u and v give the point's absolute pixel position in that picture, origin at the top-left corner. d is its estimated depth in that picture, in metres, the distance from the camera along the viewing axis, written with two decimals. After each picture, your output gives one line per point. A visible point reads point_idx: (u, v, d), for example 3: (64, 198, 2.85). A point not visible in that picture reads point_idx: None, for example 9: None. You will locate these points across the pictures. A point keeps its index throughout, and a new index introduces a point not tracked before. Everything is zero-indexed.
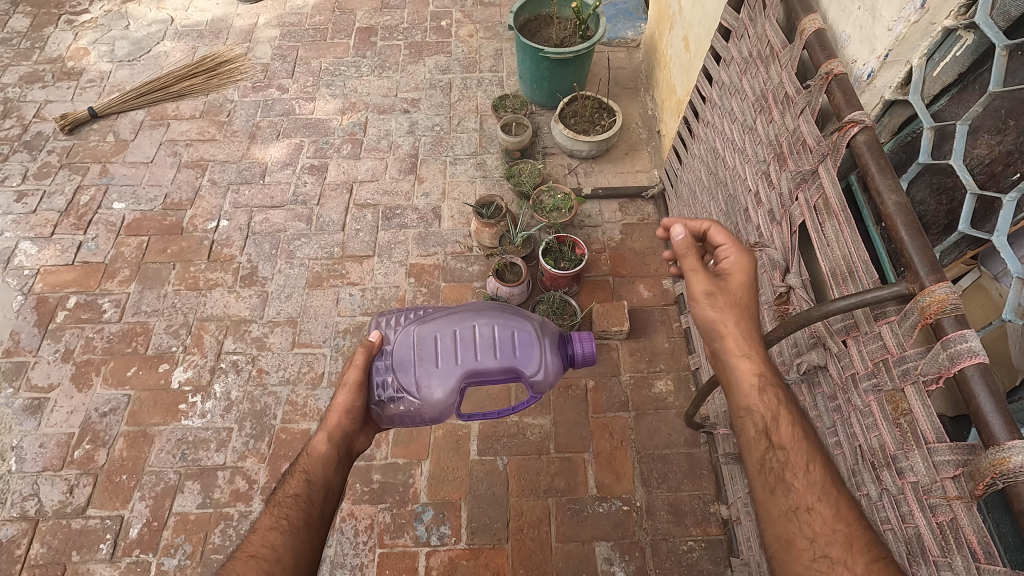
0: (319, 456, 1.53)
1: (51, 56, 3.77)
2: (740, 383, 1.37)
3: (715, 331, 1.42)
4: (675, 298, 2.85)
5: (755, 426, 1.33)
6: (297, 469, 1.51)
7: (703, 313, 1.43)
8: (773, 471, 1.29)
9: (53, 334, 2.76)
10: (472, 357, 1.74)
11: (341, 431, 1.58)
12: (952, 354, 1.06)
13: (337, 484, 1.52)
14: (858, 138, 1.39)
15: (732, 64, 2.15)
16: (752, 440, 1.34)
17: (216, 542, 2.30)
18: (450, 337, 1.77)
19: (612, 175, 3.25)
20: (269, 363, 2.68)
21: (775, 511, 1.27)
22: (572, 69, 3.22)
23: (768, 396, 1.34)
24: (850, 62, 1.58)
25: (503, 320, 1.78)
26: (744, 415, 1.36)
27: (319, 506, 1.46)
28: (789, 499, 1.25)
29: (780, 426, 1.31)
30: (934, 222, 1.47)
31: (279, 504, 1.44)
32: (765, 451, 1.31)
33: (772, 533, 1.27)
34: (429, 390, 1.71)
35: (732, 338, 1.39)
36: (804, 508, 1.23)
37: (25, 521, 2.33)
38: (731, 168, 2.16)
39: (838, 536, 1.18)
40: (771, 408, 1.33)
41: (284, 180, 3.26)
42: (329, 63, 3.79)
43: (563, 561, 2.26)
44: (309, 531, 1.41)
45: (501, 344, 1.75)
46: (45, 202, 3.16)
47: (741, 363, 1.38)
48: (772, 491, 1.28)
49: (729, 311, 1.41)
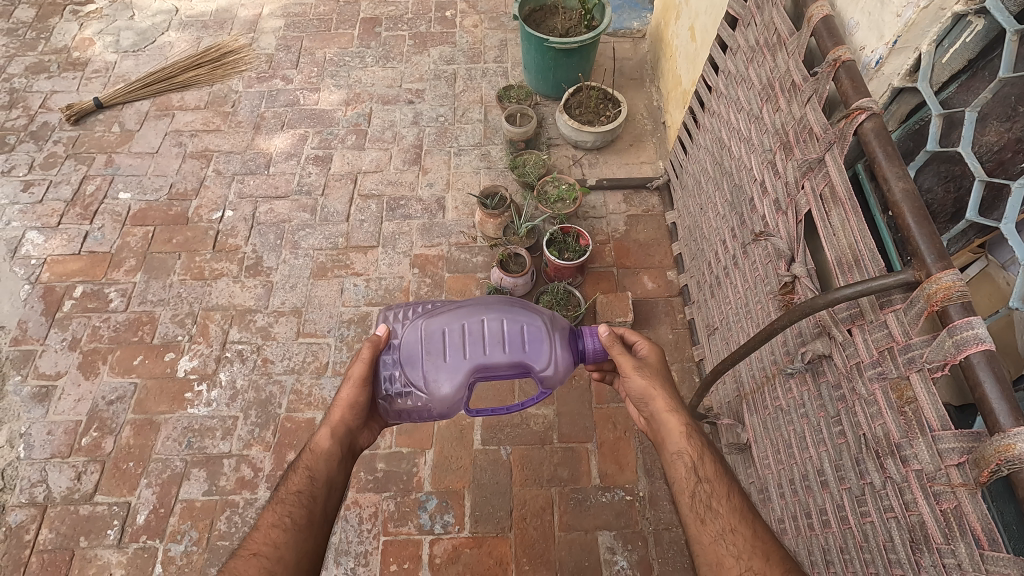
0: (322, 453, 1.53)
1: (57, 46, 3.78)
2: (671, 429, 1.56)
3: (646, 397, 1.61)
4: (679, 289, 2.84)
5: (685, 464, 1.50)
6: (300, 465, 1.52)
7: (634, 385, 1.62)
8: (700, 501, 1.44)
9: (60, 323, 2.78)
10: (480, 352, 1.71)
11: (344, 426, 1.60)
12: (959, 341, 1.06)
13: (340, 480, 1.54)
14: (866, 125, 1.38)
15: (738, 53, 2.13)
16: (683, 478, 1.48)
17: (222, 529, 2.32)
18: (458, 331, 1.73)
19: (616, 166, 3.24)
20: (274, 353, 2.69)
21: (706, 538, 1.40)
22: (577, 59, 3.20)
23: (693, 440, 1.53)
24: (857, 49, 1.56)
25: (513, 314, 1.75)
26: (675, 461, 1.51)
27: (322, 502, 1.47)
28: (717, 524, 1.41)
29: (705, 462, 1.50)
30: (941, 210, 1.45)
31: (281, 501, 1.44)
32: (694, 485, 1.47)
33: (703, 558, 1.39)
34: (436, 385, 1.71)
35: (661, 399, 1.58)
36: (729, 529, 1.39)
37: (34, 508, 2.36)
38: (736, 158, 2.15)
39: (756, 552, 1.36)
40: (696, 449, 1.52)
41: (289, 171, 3.26)
42: (334, 53, 3.78)
43: (566, 550, 2.27)
44: (311, 528, 1.43)
45: (510, 338, 1.72)
46: (51, 192, 3.18)
47: (670, 417, 1.56)
48: (702, 521, 1.42)
49: (655, 380, 1.62)
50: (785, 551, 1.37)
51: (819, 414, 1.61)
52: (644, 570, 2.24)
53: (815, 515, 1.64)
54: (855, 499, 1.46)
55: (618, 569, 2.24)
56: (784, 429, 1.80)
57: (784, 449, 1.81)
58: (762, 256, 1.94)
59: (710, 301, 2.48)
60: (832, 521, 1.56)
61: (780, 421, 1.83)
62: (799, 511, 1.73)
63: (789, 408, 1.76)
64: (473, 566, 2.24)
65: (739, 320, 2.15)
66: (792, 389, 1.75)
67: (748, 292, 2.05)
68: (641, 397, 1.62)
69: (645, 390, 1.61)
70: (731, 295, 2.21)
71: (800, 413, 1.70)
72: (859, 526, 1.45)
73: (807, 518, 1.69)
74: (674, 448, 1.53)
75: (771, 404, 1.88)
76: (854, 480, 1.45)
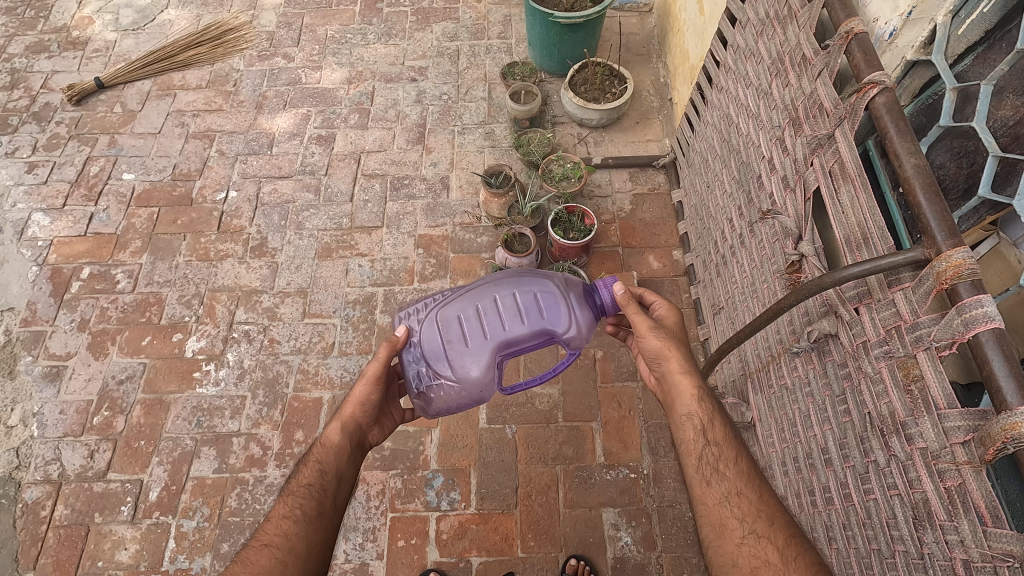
0: (332, 446, 1.57)
1: (56, 25, 3.74)
2: (682, 390, 1.56)
3: (660, 357, 1.60)
4: (685, 269, 2.83)
5: (693, 426, 1.51)
6: (310, 459, 1.54)
7: (648, 344, 1.61)
8: (707, 464, 1.46)
9: (69, 304, 2.80)
10: (501, 327, 1.75)
11: (354, 422, 1.64)
12: (968, 320, 1.05)
13: (349, 474, 1.56)
14: (878, 99, 1.35)
15: (747, 27, 2.08)
16: (690, 440, 1.49)
17: (233, 505, 2.36)
18: (473, 314, 1.78)
19: (622, 144, 3.20)
20: (281, 334, 2.71)
21: (711, 503, 1.41)
22: (583, 34, 3.13)
23: (704, 403, 1.53)
24: (871, 20, 1.52)
25: (523, 285, 1.80)
26: (686, 423, 1.52)
27: (332, 495, 1.49)
28: (722, 487, 1.42)
29: (714, 425, 1.50)
30: (953, 186, 1.42)
31: (292, 493, 1.46)
32: (701, 447, 1.48)
33: (705, 519, 1.41)
34: (465, 370, 1.74)
35: (675, 360, 1.58)
36: (734, 493, 1.41)
37: (49, 484, 2.41)
38: (744, 135, 2.11)
39: (761, 516, 1.38)
40: (706, 412, 1.52)
41: (292, 151, 3.24)
42: (335, 31, 3.72)
43: (572, 525, 2.31)
44: (320, 520, 1.44)
45: (527, 309, 1.76)
46: (55, 173, 3.18)
47: (682, 378, 1.56)
48: (707, 483, 1.44)
49: (670, 341, 1.60)
50: (789, 516, 1.39)
51: (824, 393, 1.60)
52: (648, 545, 2.27)
53: (819, 492, 1.65)
54: (858, 477, 1.46)
55: (622, 545, 2.28)
56: (789, 408, 1.80)
57: (788, 427, 1.81)
58: (769, 234, 1.92)
59: (716, 281, 2.47)
60: (835, 498, 1.57)
61: (785, 400, 1.83)
62: (803, 489, 1.74)
63: (794, 387, 1.76)
64: (479, 541, 2.29)
65: (745, 299, 2.14)
66: (797, 367, 1.74)
67: (755, 271, 2.04)
68: (656, 356, 1.61)
69: (660, 350, 1.60)
70: (738, 273, 2.20)
71: (806, 392, 1.70)
72: (861, 503, 1.46)
73: (810, 495, 1.70)
74: (684, 408, 1.54)
75: (776, 383, 1.87)
76: (859, 459, 1.46)
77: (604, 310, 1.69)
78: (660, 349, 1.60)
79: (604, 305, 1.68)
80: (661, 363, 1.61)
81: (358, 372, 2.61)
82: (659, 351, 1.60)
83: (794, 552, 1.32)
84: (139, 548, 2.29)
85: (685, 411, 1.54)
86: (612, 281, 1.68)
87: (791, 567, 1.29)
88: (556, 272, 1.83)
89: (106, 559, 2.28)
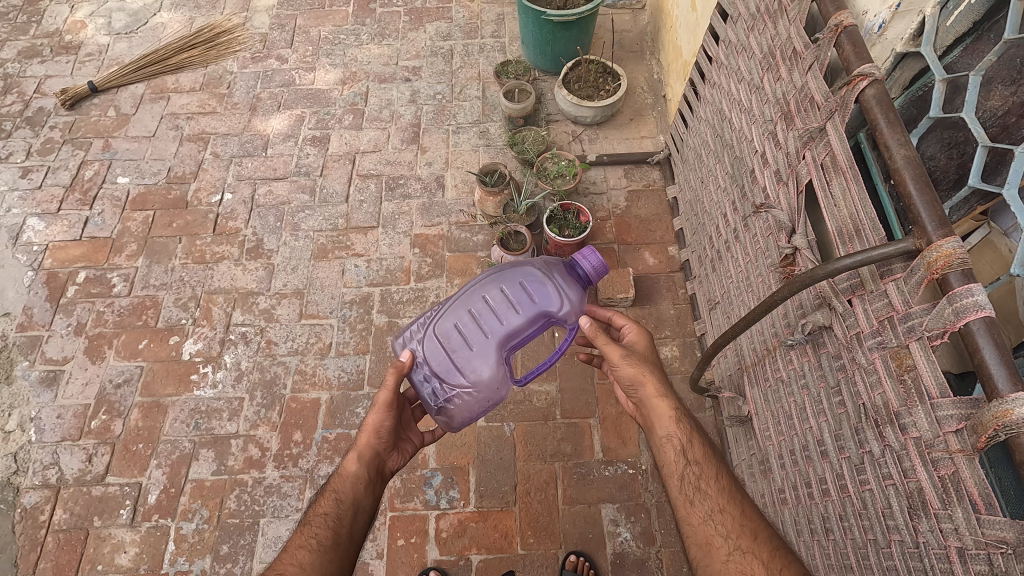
0: (349, 475, 1.57)
1: (49, 30, 3.73)
2: (659, 412, 1.58)
3: (635, 382, 1.62)
4: (681, 264, 2.83)
5: (673, 447, 1.53)
6: (328, 489, 1.56)
7: (622, 372, 1.62)
8: (690, 483, 1.48)
9: (65, 308, 2.80)
10: (499, 322, 1.84)
11: (371, 450, 1.63)
12: (958, 309, 1.05)
13: (367, 503, 1.56)
14: (868, 92, 1.35)
15: (739, 21, 2.08)
16: (672, 461, 1.52)
17: (232, 507, 2.36)
18: (468, 318, 1.86)
19: (617, 141, 3.21)
20: (278, 335, 2.71)
21: (695, 521, 1.44)
22: (576, 32, 3.13)
23: (681, 423, 1.55)
24: (861, 13, 1.51)
25: (507, 279, 1.91)
26: (665, 446, 1.54)
27: (348, 525, 1.49)
28: (705, 505, 1.45)
29: (693, 444, 1.53)
30: (944, 177, 1.43)
31: (309, 523, 1.48)
32: (682, 467, 1.50)
33: (692, 535, 1.43)
34: (476, 373, 1.79)
35: (650, 384, 1.59)
36: (717, 510, 1.43)
37: (48, 489, 2.41)
38: (737, 130, 2.12)
39: (744, 531, 1.40)
40: (685, 432, 1.54)
41: (287, 152, 3.24)
42: (328, 31, 3.72)
43: (570, 522, 2.31)
44: (336, 550, 1.44)
45: (518, 300, 1.87)
46: (50, 178, 3.17)
47: (658, 401, 1.58)
48: (690, 502, 1.46)
49: (643, 366, 1.63)
50: (772, 529, 1.41)
51: (819, 385, 1.61)
52: (648, 540, 2.28)
53: (815, 484, 1.65)
54: (854, 468, 1.47)
55: (621, 541, 2.28)
56: (785, 401, 1.80)
57: (784, 420, 1.82)
58: (763, 228, 1.93)
59: (712, 276, 2.47)
60: (831, 490, 1.57)
61: (781, 393, 1.83)
62: (799, 481, 1.74)
63: (790, 379, 1.77)
64: (479, 539, 2.29)
65: (740, 294, 2.15)
66: (792, 360, 1.75)
67: (750, 265, 2.04)
68: (632, 382, 1.62)
69: (635, 376, 1.61)
70: (733, 268, 2.21)
71: (801, 384, 1.70)
72: (858, 494, 1.46)
73: (807, 487, 1.71)
74: (662, 431, 1.56)
75: (772, 376, 1.88)
76: (854, 450, 1.47)
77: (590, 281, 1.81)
78: (635, 376, 1.61)
79: (588, 274, 1.80)
80: (637, 389, 1.62)
81: (356, 371, 2.62)
82: (634, 376, 1.61)
83: (778, 564, 1.34)
84: (139, 551, 2.29)
85: (663, 433, 1.56)
86: (590, 250, 1.80)
87: None
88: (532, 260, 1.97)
89: (106, 562, 2.28)
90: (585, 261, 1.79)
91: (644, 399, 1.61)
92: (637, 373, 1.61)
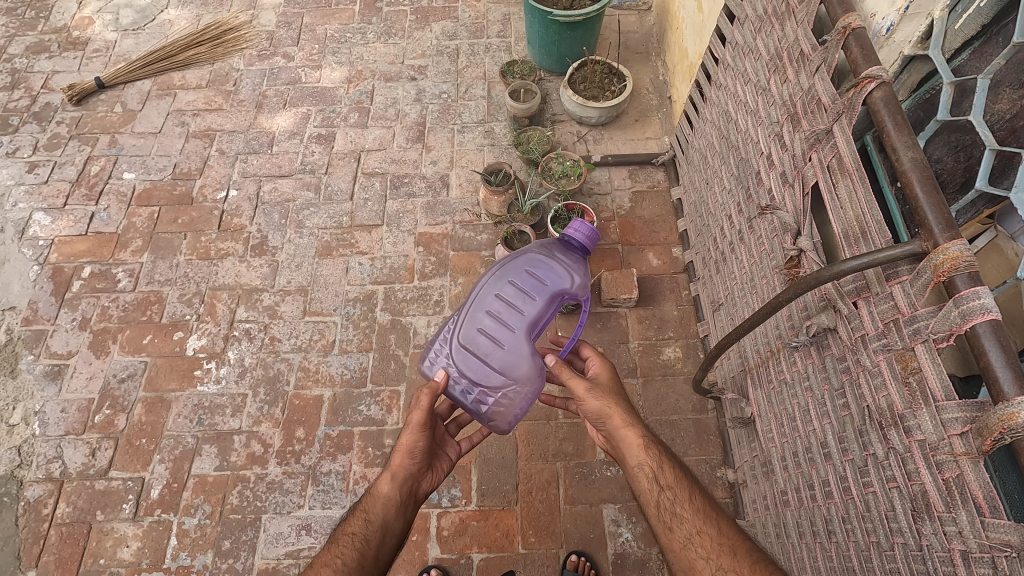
0: (381, 496, 1.59)
1: (57, 25, 3.74)
2: (629, 443, 1.59)
3: (603, 415, 1.65)
4: (684, 266, 2.83)
5: (646, 476, 1.54)
6: (359, 508, 1.59)
7: (589, 406, 1.66)
8: (666, 509, 1.50)
9: (70, 303, 2.81)
10: (520, 314, 1.88)
11: (405, 472, 1.64)
12: (965, 311, 1.05)
13: (396, 527, 1.57)
14: (875, 95, 1.35)
15: (746, 23, 2.08)
16: (646, 490, 1.53)
17: (234, 502, 2.37)
18: (488, 319, 1.89)
19: (621, 142, 3.21)
20: (282, 331, 2.72)
21: (677, 547, 1.45)
22: (582, 33, 3.14)
23: (651, 450, 1.57)
24: (868, 16, 1.54)
25: (513, 272, 1.97)
26: (638, 478, 1.56)
27: (374, 548, 1.50)
28: (684, 529, 1.46)
29: (664, 470, 1.54)
30: (950, 180, 1.42)
31: (338, 541, 1.51)
32: (657, 495, 1.52)
33: (678, 561, 1.44)
34: (515, 368, 1.81)
35: (617, 416, 1.62)
36: (696, 533, 1.45)
37: (51, 483, 2.42)
38: (743, 131, 2.11)
39: (724, 550, 1.41)
40: (655, 459, 1.56)
41: (292, 149, 3.25)
42: (335, 30, 3.73)
43: (572, 522, 2.31)
44: (361, 572, 1.44)
45: (530, 288, 1.93)
46: (56, 173, 3.19)
47: (627, 432, 1.60)
48: (670, 528, 1.48)
49: (608, 398, 1.66)
50: (751, 543, 1.43)
51: (823, 387, 1.61)
52: (648, 541, 2.28)
53: (818, 487, 1.65)
54: (857, 470, 1.47)
55: (622, 541, 2.28)
56: (788, 403, 1.80)
57: (787, 422, 1.82)
58: (768, 230, 1.93)
59: (716, 277, 2.47)
60: (834, 492, 1.57)
61: (784, 395, 1.83)
62: (802, 483, 1.74)
63: (793, 381, 1.77)
64: (480, 538, 2.29)
65: (744, 296, 2.15)
66: (796, 362, 1.75)
67: (754, 267, 2.05)
68: (598, 415, 1.65)
69: (600, 409, 1.64)
70: (736, 270, 2.21)
71: (805, 386, 1.70)
72: (861, 496, 1.46)
73: (809, 490, 1.71)
74: (633, 461, 1.58)
75: (776, 378, 1.88)
76: (857, 452, 1.46)
77: (588, 248, 1.93)
78: (600, 411, 1.65)
79: (583, 243, 1.91)
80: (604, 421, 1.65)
81: (359, 369, 2.62)
82: (599, 409, 1.64)
83: None
84: (141, 545, 2.30)
85: (632, 465, 1.58)
86: (576, 221, 1.92)
87: None
88: (527, 250, 2.05)
89: (108, 556, 2.29)
90: (577, 233, 1.90)
91: (612, 431, 1.64)
92: (601, 406, 1.64)
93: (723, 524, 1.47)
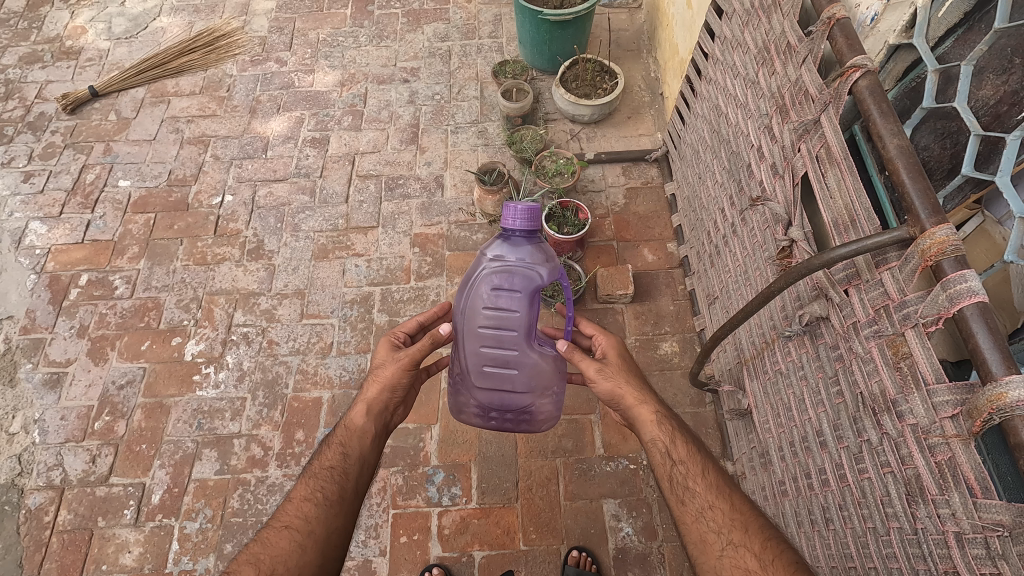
0: (357, 430, 1.64)
1: (49, 35, 3.76)
2: (643, 419, 1.62)
3: (615, 397, 1.67)
4: (679, 260, 2.84)
5: (658, 450, 1.56)
6: (335, 441, 1.62)
7: (601, 388, 1.68)
8: (678, 484, 1.52)
9: (68, 311, 2.82)
10: (513, 333, 1.81)
11: (380, 403, 1.69)
12: (953, 295, 1.06)
13: (372, 459, 1.63)
14: (861, 83, 1.36)
15: (734, 17, 2.10)
16: (659, 463, 1.56)
17: (235, 506, 2.37)
18: (486, 353, 1.85)
19: (615, 139, 3.21)
20: (280, 335, 2.72)
21: (689, 518, 1.46)
22: (573, 31, 3.15)
23: (664, 425, 1.60)
24: (854, 7, 1.52)
25: (480, 295, 1.81)
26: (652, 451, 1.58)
27: (353, 480, 1.55)
28: (696, 503, 1.47)
29: (677, 445, 1.56)
30: (937, 167, 1.43)
31: (316, 475, 1.53)
32: (670, 468, 1.54)
33: (688, 531, 1.46)
34: (537, 380, 1.90)
35: (629, 395, 1.65)
36: (708, 506, 1.46)
37: (52, 490, 2.42)
38: (733, 125, 2.13)
39: (736, 524, 1.42)
40: (667, 435, 1.58)
41: (287, 154, 3.26)
42: (327, 34, 3.74)
43: (572, 518, 2.32)
44: (341, 504, 1.49)
45: (507, 305, 1.80)
46: (51, 182, 3.19)
47: (640, 409, 1.63)
48: (682, 502, 1.49)
49: (620, 377, 1.68)
50: (764, 520, 1.42)
51: (817, 375, 1.62)
52: (649, 536, 2.28)
53: (815, 475, 1.66)
54: (852, 457, 1.48)
55: (623, 536, 2.29)
56: (784, 393, 1.81)
57: (783, 412, 1.83)
58: (760, 222, 1.94)
59: (710, 271, 2.48)
60: (830, 480, 1.58)
61: (780, 385, 1.84)
62: (799, 473, 1.75)
63: (788, 371, 1.78)
64: (482, 536, 2.30)
65: (738, 287, 2.16)
66: (791, 352, 1.76)
67: (747, 258, 2.05)
68: (610, 393, 1.68)
69: (614, 387, 1.66)
70: (730, 262, 2.22)
71: (799, 375, 1.71)
72: (856, 483, 1.47)
73: (806, 478, 1.71)
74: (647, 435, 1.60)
75: (771, 368, 1.89)
76: (852, 439, 1.47)
77: (534, 229, 1.74)
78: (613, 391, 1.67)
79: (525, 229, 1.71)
80: (618, 398, 1.67)
81: (357, 370, 2.63)
82: (613, 387, 1.66)
83: (771, 554, 1.34)
84: (143, 550, 2.30)
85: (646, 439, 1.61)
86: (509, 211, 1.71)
87: (769, 570, 1.32)
88: (479, 269, 1.82)
89: (110, 562, 2.29)
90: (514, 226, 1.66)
91: (626, 407, 1.66)
92: (613, 384, 1.66)
93: (733, 496, 1.48)
